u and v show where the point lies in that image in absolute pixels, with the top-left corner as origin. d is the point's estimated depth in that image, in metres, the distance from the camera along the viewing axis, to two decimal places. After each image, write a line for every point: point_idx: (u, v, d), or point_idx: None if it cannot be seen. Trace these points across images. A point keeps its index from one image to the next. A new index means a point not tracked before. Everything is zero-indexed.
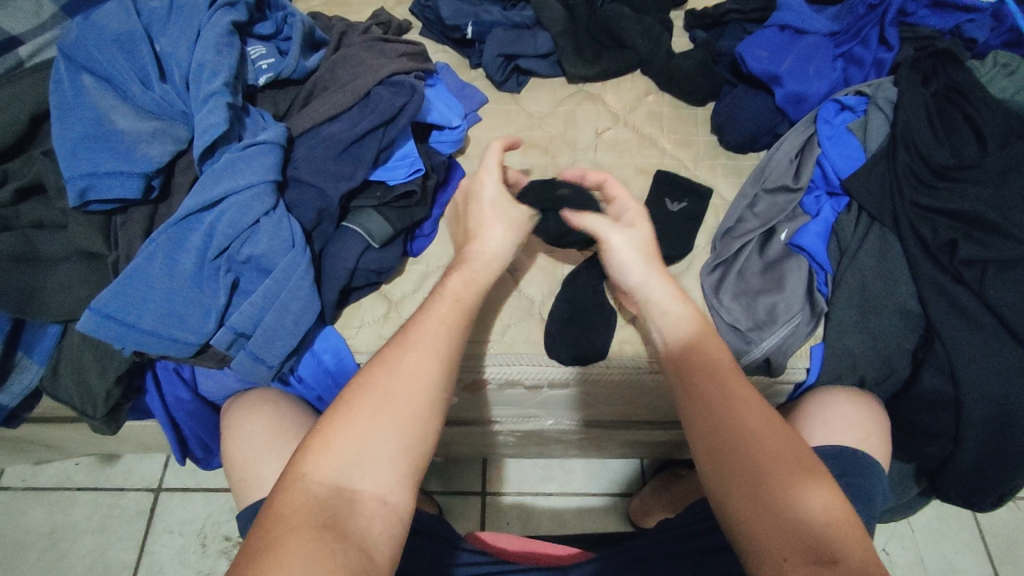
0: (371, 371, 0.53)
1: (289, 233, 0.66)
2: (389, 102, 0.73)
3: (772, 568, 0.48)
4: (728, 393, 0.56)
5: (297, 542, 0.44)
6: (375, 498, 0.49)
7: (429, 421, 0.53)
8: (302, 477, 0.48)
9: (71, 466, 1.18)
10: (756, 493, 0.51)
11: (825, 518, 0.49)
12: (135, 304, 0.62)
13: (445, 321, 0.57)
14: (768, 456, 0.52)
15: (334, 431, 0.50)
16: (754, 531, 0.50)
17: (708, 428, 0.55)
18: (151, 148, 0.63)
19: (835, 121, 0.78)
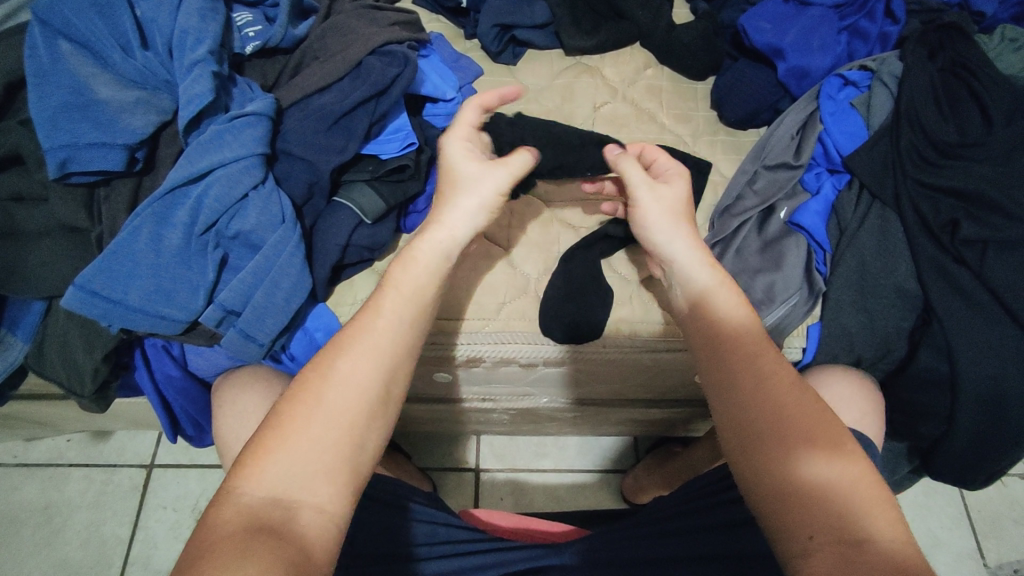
0: (305, 379, 0.50)
1: (279, 207, 0.64)
2: (381, 73, 0.70)
3: (797, 547, 0.47)
4: (750, 370, 0.53)
5: (231, 550, 0.42)
6: (314, 505, 0.46)
7: (368, 429, 0.50)
8: (234, 488, 0.46)
9: (63, 442, 1.17)
10: (783, 474, 0.49)
11: (853, 493, 0.47)
12: (121, 279, 0.60)
13: (397, 316, 0.55)
14: (794, 436, 0.50)
15: (267, 443, 0.48)
16: (781, 519, 0.48)
17: (733, 408, 0.53)
18: (133, 119, 0.61)
19: (838, 96, 0.77)
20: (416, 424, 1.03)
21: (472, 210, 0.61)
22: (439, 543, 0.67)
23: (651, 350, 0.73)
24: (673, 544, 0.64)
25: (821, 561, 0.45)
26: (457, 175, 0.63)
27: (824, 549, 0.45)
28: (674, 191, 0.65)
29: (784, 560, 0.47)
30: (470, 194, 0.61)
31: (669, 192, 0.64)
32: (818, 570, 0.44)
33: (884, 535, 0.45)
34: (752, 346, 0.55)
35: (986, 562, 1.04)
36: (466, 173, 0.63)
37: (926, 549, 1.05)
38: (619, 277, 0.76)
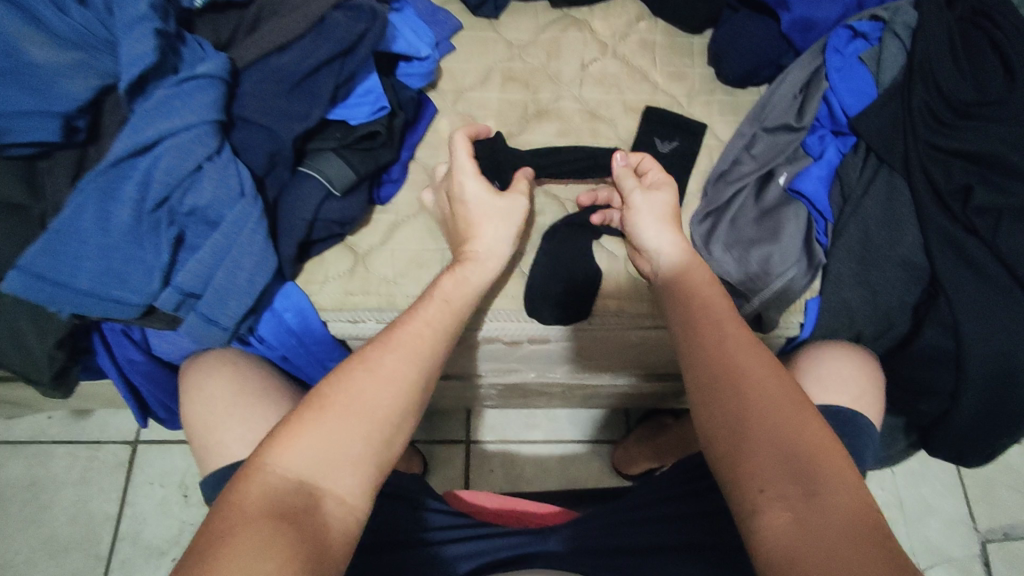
0: (350, 370, 0.49)
1: (237, 180, 0.59)
2: (347, 29, 0.64)
3: (748, 501, 0.45)
4: (715, 330, 0.52)
5: (243, 541, 0.40)
6: (338, 496, 0.45)
7: (404, 427, 0.49)
8: (265, 466, 0.44)
9: (43, 420, 1.14)
10: (739, 427, 0.48)
11: (807, 444, 0.46)
12: (68, 262, 0.56)
13: (439, 327, 0.55)
14: (752, 392, 0.48)
15: (306, 425, 0.46)
16: (737, 472, 0.46)
17: (696, 365, 0.52)
18: (71, 83, 0.55)
19: (846, 51, 0.71)
20: None
21: (500, 228, 0.63)
22: (422, 531, 0.64)
23: (638, 325, 0.70)
24: (665, 530, 0.63)
25: (774, 515, 0.43)
26: (481, 206, 0.63)
27: (776, 503, 0.44)
28: (665, 199, 0.64)
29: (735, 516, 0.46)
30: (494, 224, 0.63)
31: (660, 198, 0.64)
32: (771, 523, 0.43)
33: (847, 491, 0.43)
34: (720, 313, 0.54)
35: (977, 526, 1.04)
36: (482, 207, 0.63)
37: (917, 514, 1.04)
38: (608, 255, 0.71)
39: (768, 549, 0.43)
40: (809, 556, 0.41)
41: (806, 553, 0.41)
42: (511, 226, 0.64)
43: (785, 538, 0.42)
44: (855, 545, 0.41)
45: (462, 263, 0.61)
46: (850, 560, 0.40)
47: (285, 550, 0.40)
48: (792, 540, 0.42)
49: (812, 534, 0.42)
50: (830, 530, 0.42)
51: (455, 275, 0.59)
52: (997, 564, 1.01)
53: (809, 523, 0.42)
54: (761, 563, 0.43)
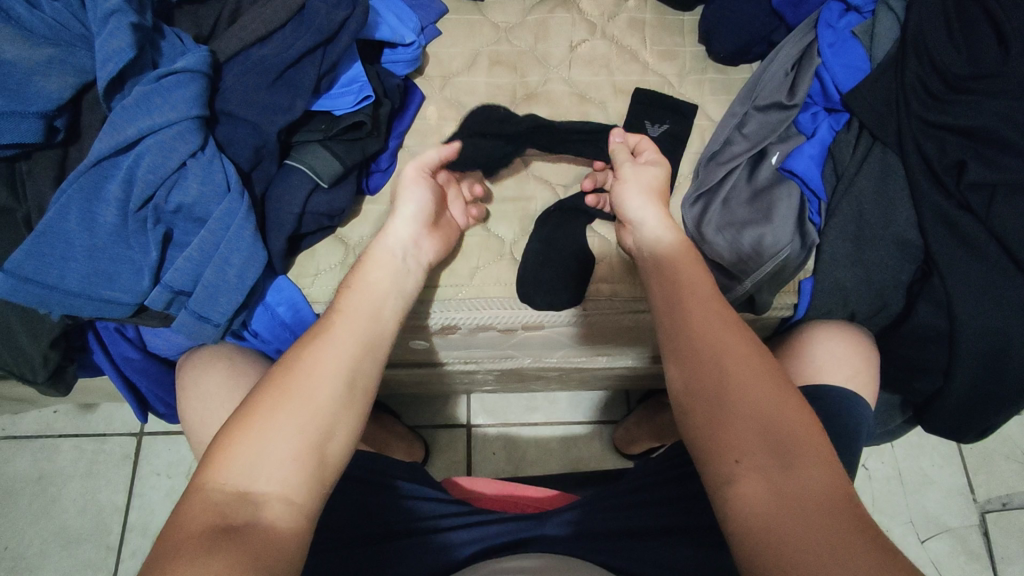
0: (272, 375, 0.49)
1: (222, 176, 0.59)
2: (326, 18, 0.63)
3: (725, 472, 0.45)
4: (699, 305, 0.52)
5: (192, 554, 0.39)
6: (282, 495, 0.44)
7: (339, 413, 0.48)
8: (203, 484, 0.43)
9: (50, 414, 1.15)
10: (719, 401, 0.47)
11: (784, 418, 0.46)
12: (56, 263, 0.55)
13: (357, 311, 0.55)
14: (733, 366, 0.48)
15: (235, 435, 0.45)
16: (716, 444, 0.46)
17: (678, 340, 0.51)
18: (47, 82, 0.54)
19: (839, 24, 0.69)
20: (402, 387, 1.01)
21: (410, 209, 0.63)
22: (419, 518, 0.65)
23: (633, 310, 0.69)
24: (661, 512, 0.64)
25: (749, 485, 0.44)
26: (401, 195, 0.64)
27: (752, 473, 0.44)
28: (654, 175, 0.64)
29: (710, 487, 0.46)
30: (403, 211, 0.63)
31: (649, 174, 0.64)
32: (747, 495, 0.43)
33: (824, 466, 0.44)
34: (704, 289, 0.53)
35: (975, 497, 1.04)
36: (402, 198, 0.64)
37: (915, 486, 1.05)
38: (601, 239, 0.71)
39: (742, 518, 0.43)
40: (785, 527, 0.41)
41: (782, 527, 0.41)
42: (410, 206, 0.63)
43: (759, 508, 0.42)
44: (831, 517, 0.41)
45: (384, 245, 0.61)
46: (824, 532, 0.40)
47: (236, 559, 0.39)
48: (766, 510, 0.42)
49: (788, 504, 0.42)
50: (805, 503, 0.42)
51: (367, 263, 0.59)
52: (995, 534, 1.02)
53: (785, 496, 0.42)
54: (735, 532, 0.43)
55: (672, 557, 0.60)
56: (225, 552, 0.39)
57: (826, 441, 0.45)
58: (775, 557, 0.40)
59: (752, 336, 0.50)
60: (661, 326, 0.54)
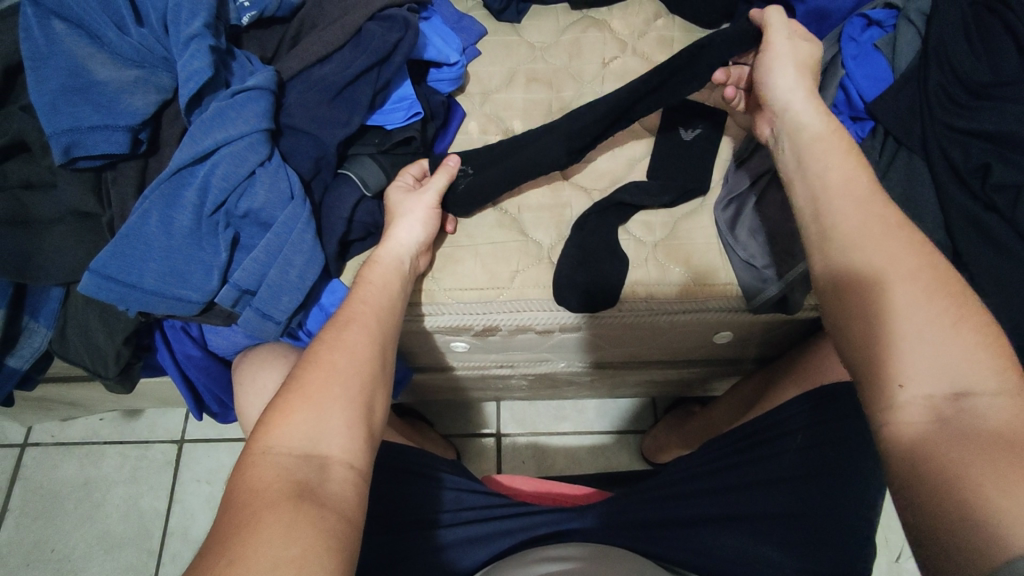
0: (316, 351, 0.52)
1: (287, 184, 0.64)
2: (382, 39, 0.68)
3: (887, 397, 0.42)
4: (880, 219, 0.49)
5: (275, 520, 0.41)
6: (341, 460, 0.47)
7: (374, 388, 0.52)
8: (268, 452, 0.46)
9: (96, 421, 1.20)
10: (882, 321, 0.44)
11: (964, 342, 0.42)
12: (136, 263, 0.60)
13: (380, 300, 0.59)
14: (901, 288, 0.45)
15: (293, 403, 0.48)
16: (888, 362, 0.43)
17: (839, 265, 0.49)
18: (134, 99, 0.60)
19: (861, 38, 0.73)
20: (435, 393, 1.04)
21: (415, 222, 0.66)
22: (462, 509, 0.67)
23: (668, 312, 0.72)
24: (703, 503, 0.65)
25: (914, 410, 0.41)
26: (396, 206, 0.67)
27: (921, 402, 0.41)
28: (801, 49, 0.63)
29: (867, 408, 0.44)
30: (407, 220, 0.66)
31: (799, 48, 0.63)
32: (909, 424, 0.41)
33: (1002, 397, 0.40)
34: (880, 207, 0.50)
35: None
36: (401, 206, 0.67)
37: None
38: (635, 240, 0.74)
39: (901, 446, 0.41)
40: (935, 459, 0.38)
41: (936, 456, 0.39)
42: (416, 222, 0.66)
43: (920, 436, 0.40)
44: (1007, 455, 0.37)
45: (390, 246, 0.64)
46: (1001, 462, 0.36)
47: (313, 525, 0.41)
48: (929, 440, 0.39)
49: (953, 432, 0.39)
50: (977, 433, 0.38)
51: (381, 261, 0.63)
52: None
53: (952, 424, 0.39)
54: (899, 464, 0.40)
55: (714, 547, 0.62)
56: (309, 528, 0.41)
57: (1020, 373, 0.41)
58: (920, 500, 0.38)
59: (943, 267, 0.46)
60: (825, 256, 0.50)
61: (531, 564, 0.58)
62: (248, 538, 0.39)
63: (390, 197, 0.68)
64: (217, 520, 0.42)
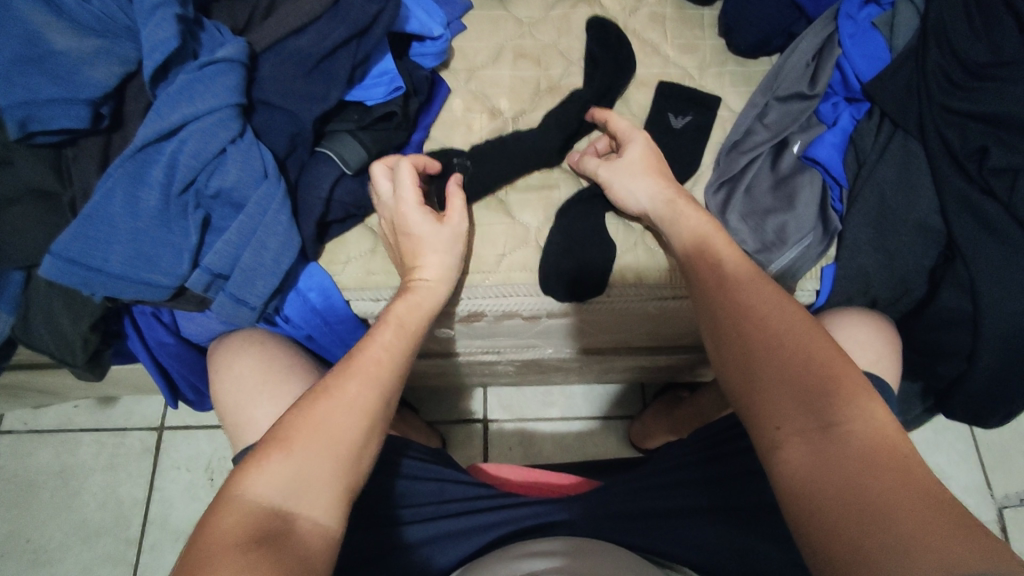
0: (315, 399, 0.50)
1: (260, 162, 0.60)
2: (361, 10, 0.64)
3: (767, 439, 0.46)
4: (754, 289, 0.53)
5: (231, 557, 0.39)
6: (315, 520, 0.45)
7: (366, 446, 0.50)
8: (239, 496, 0.44)
9: (71, 408, 1.17)
10: (746, 366, 0.50)
11: (818, 362, 0.47)
12: (100, 246, 0.57)
13: (391, 353, 0.55)
14: (761, 312, 0.51)
15: (274, 452, 0.46)
16: (766, 407, 0.47)
17: (714, 315, 0.53)
18: (94, 70, 0.56)
19: (859, 15, 0.71)
20: (419, 379, 1.01)
21: (447, 249, 0.63)
22: (443, 501, 0.66)
23: (656, 297, 0.70)
24: (686, 494, 0.65)
25: (791, 450, 0.44)
26: (416, 234, 0.63)
27: (794, 439, 0.45)
28: (636, 148, 0.68)
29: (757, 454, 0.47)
30: (434, 253, 0.63)
31: (633, 149, 0.68)
32: (793, 459, 0.44)
33: (868, 419, 0.44)
34: (745, 272, 0.55)
35: (991, 492, 1.05)
36: (422, 226, 0.62)
37: None
38: (623, 225, 0.71)
39: (787, 481, 0.44)
40: (830, 491, 0.41)
41: (826, 490, 0.41)
42: (451, 254, 0.63)
43: (803, 471, 0.43)
44: (874, 478, 0.41)
45: (416, 289, 0.61)
46: (871, 490, 0.40)
47: (270, 565, 0.40)
48: (809, 473, 0.43)
49: (828, 463, 0.42)
50: (848, 460, 0.42)
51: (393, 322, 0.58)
52: (1013, 529, 1.02)
53: (826, 455, 0.43)
54: (783, 495, 0.44)
55: (701, 538, 0.62)
56: (262, 565, 0.39)
57: (878, 401, 0.45)
58: (828, 529, 0.40)
59: (808, 316, 0.51)
60: (705, 305, 0.54)
61: (513, 562, 0.55)
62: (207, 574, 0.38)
63: (402, 214, 0.63)
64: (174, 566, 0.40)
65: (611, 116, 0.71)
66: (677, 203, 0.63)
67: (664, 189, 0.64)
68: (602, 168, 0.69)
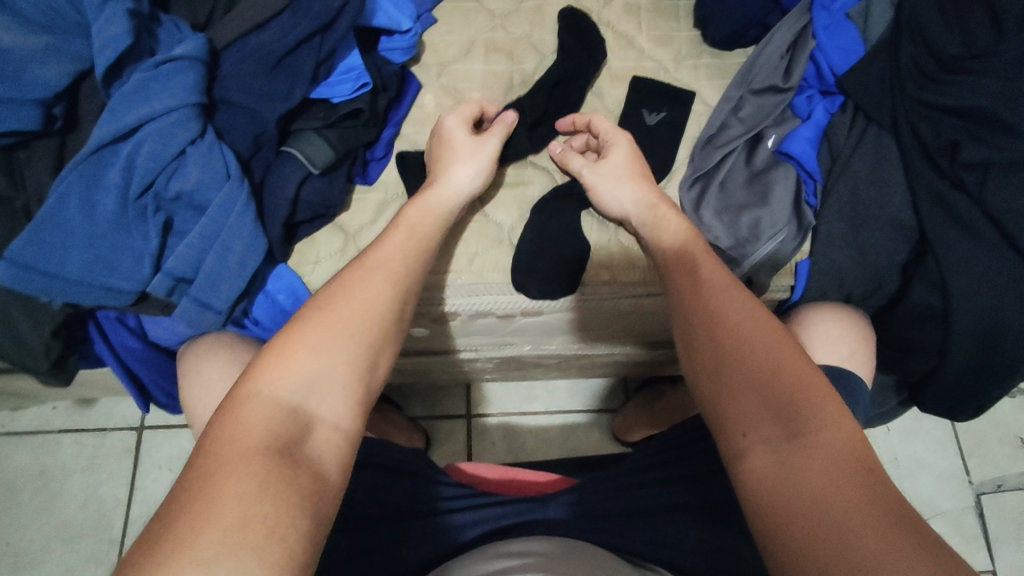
0: (331, 294, 0.49)
1: (221, 163, 0.59)
2: (323, 4, 0.62)
3: (734, 447, 0.46)
4: (727, 297, 0.52)
5: (240, 493, 0.37)
6: (331, 420, 0.44)
7: (382, 345, 0.49)
8: (256, 394, 0.43)
9: (48, 410, 1.15)
10: (717, 373, 0.49)
11: (789, 371, 0.46)
12: (57, 251, 0.55)
13: (405, 253, 0.55)
14: (734, 320, 0.50)
15: (296, 345, 0.45)
16: (736, 416, 0.47)
17: (690, 320, 0.52)
18: (44, 70, 0.54)
19: (833, 7, 0.70)
20: (400, 376, 1.01)
21: (473, 170, 0.65)
22: (418, 504, 0.65)
23: (631, 295, 0.70)
24: (660, 493, 0.65)
25: (757, 458, 0.44)
26: (455, 143, 0.67)
27: (759, 447, 0.45)
28: (620, 153, 0.67)
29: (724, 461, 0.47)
30: (468, 162, 0.65)
31: (617, 154, 0.67)
32: (757, 468, 0.44)
33: (834, 427, 0.44)
34: (720, 278, 0.54)
35: (970, 479, 1.06)
36: (465, 141, 0.67)
37: (910, 470, 1.06)
38: (598, 223, 0.71)
39: (753, 489, 0.44)
40: (793, 501, 0.41)
41: (789, 501, 0.42)
42: (476, 163, 0.66)
43: (767, 481, 0.43)
44: (838, 491, 0.40)
45: (435, 198, 0.63)
46: (835, 503, 0.40)
47: (288, 485, 0.39)
48: (774, 483, 0.43)
49: (792, 475, 0.42)
50: (812, 472, 0.42)
51: (404, 224, 0.58)
52: (990, 515, 1.04)
53: (791, 465, 0.43)
54: (748, 503, 0.44)
55: (677, 537, 0.61)
56: (274, 494, 0.38)
57: (845, 409, 0.45)
58: (788, 542, 0.40)
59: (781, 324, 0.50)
60: (680, 311, 0.54)
61: (487, 562, 0.55)
62: (222, 488, 0.37)
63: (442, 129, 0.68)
64: (186, 467, 0.39)
65: (595, 118, 0.70)
66: (660, 209, 0.63)
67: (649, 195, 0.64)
68: (586, 168, 0.68)
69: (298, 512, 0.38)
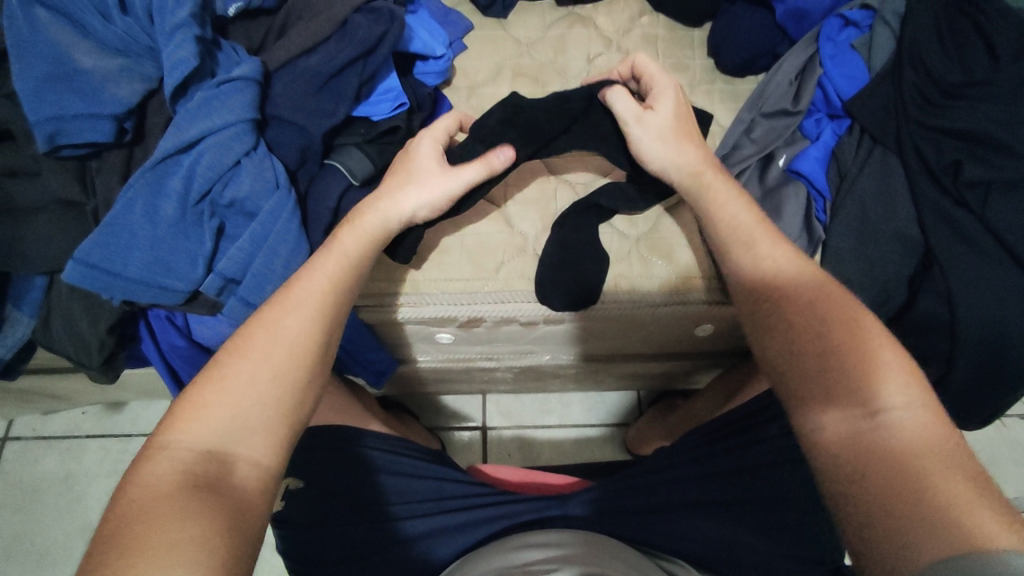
0: (250, 334, 0.51)
1: (273, 174, 0.64)
2: (367, 32, 0.68)
3: (812, 420, 0.51)
4: (801, 289, 0.57)
5: (165, 519, 0.41)
6: (250, 459, 0.47)
7: (302, 380, 0.51)
8: (171, 442, 0.45)
9: (79, 415, 1.19)
10: (797, 355, 0.54)
11: (867, 357, 0.51)
12: (121, 252, 0.60)
13: (331, 284, 0.56)
14: (813, 309, 0.55)
15: (207, 393, 0.48)
16: (818, 393, 0.51)
17: (767, 311, 0.58)
18: (119, 88, 0.60)
19: (839, 38, 0.75)
20: (421, 386, 1.04)
21: (420, 191, 0.63)
22: (441, 500, 0.68)
23: (650, 305, 0.73)
24: (681, 490, 0.67)
25: (834, 428, 0.49)
26: (410, 164, 0.65)
27: (838, 419, 0.49)
28: (665, 105, 0.66)
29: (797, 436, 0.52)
30: (416, 184, 0.63)
31: (664, 104, 0.66)
32: (833, 437, 0.49)
33: (913, 406, 0.47)
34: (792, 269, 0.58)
35: None
36: (422, 160, 0.65)
37: None
38: (618, 234, 0.75)
39: (831, 456, 0.48)
40: (870, 465, 0.46)
41: (867, 464, 0.46)
42: (425, 187, 0.63)
43: (845, 448, 0.48)
44: (917, 457, 0.44)
45: (371, 218, 0.62)
46: (910, 465, 0.44)
47: (207, 517, 0.42)
48: (852, 449, 0.47)
49: (868, 444, 0.46)
50: (895, 443, 0.46)
51: (334, 251, 0.59)
52: None
53: (869, 435, 0.47)
54: (822, 469, 0.49)
55: (697, 532, 0.64)
56: (198, 520, 0.41)
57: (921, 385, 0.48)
58: (862, 499, 0.45)
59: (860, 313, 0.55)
60: (755, 305, 0.59)
61: (514, 551, 0.57)
62: (140, 530, 0.40)
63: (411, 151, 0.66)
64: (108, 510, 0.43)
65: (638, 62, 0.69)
66: (705, 178, 0.64)
67: (696, 158, 0.64)
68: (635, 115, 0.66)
69: (218, 533, 0.41)
